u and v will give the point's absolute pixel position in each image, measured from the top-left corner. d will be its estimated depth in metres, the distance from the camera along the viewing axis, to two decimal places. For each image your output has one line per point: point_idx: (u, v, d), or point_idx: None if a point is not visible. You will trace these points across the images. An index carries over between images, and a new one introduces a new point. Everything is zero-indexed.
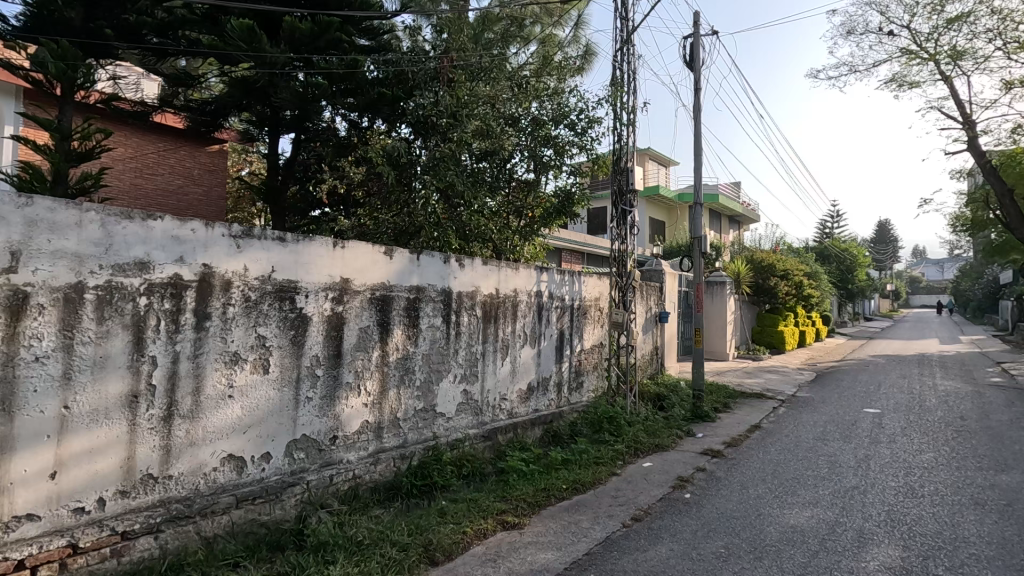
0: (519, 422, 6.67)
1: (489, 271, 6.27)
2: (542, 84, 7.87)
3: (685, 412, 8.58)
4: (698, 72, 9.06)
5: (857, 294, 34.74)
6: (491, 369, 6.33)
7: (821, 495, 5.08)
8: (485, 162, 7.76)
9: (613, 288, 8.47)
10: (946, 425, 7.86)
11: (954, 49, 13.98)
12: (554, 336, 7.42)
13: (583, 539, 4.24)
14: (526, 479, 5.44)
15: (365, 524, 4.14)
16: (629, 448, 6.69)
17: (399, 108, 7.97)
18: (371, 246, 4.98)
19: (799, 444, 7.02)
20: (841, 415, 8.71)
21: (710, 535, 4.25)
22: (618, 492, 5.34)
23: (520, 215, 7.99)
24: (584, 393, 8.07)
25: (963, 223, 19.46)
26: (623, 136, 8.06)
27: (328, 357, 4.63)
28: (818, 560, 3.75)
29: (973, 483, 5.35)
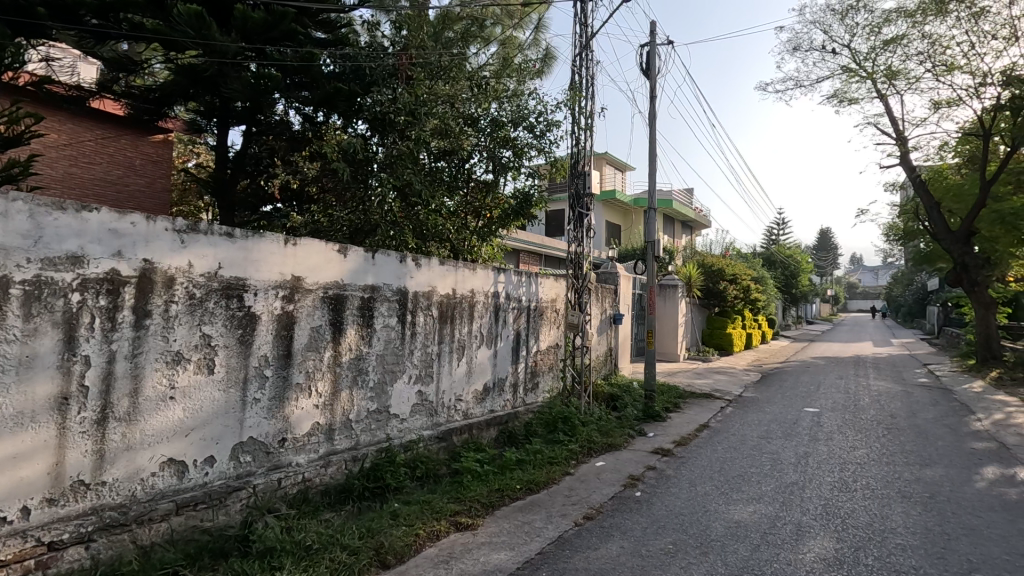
0: (474, 423, 6.66)
1: (446, 271, 6.24)
2: (501, 85, 7.90)
3: (638, 411, 8.77)
4: (654, 80, 9.30)
5: (801, 298, 36.43)
6: (447, 369, 6.29)
7: (764, 491, 5.29)
8: (443, 161, 7.75)
9: (569, 290, 8.58)
10: (878, 423, 8.34)
11: (889, 69, 14.83)
12: (511, 336, 7.44)
13: (536, 539, 4.27)
14: (480, 480, 5.44)
15: (315, 528, 4.04)
16: (583, 447, 6.79)
17: (355, 104, 7.77)
18: (325, 243, 4.88)
19: (743, 442, 7.30)
20: (783, 414, 9.10)
21: (659, 531, 4.36)
22: (572, 491, 5.41)
23: (477, 216, 8.06)
24: (539, 394, 8.13)
25: (896, 233, 20.69)
26: (581, 140, 8.19)
27: (277, 357, 4.49)
28: (759, 554, 3.91)
29: (900, 477, 5.71)
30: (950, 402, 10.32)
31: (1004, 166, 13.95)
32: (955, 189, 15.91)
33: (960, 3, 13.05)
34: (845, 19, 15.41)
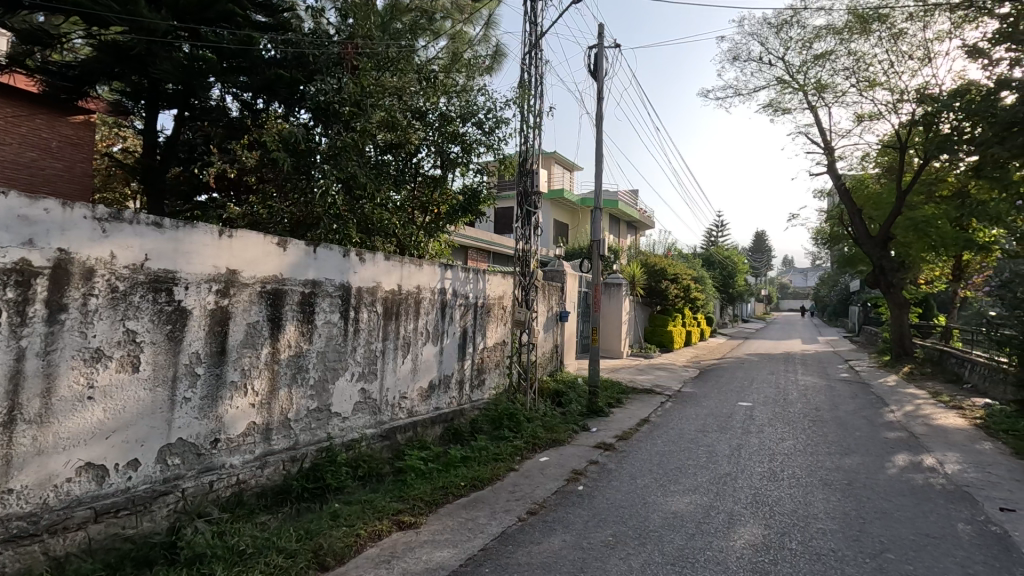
0: (419, 420, 6.58)
1: (391, 267, 6.15)
2: (452, 80, 7.83)
3: (582, 407, 8.94)
4: (602, 82, 9.47)
5: (737, 298, 38.16)
6: (391, 367, 6.19)
7: (700, 482, 5.52)
8: (389, 155, 7.62)
9: (516, 287, 8.62)
10: (805, 416, 8.85)
11: (818, 82, 15.76)
12: (457, 333, 7.40)
13: (479, 535, 4.27)
14: (424, 478, 5.39)
15: (248, 532, 3.87)
16: (528, 443, 6.85)
17: (297, 92, 7.50)
18: (264, 236, 4.68)
19: (681, 435, 7.57)
20: (719, 408, 9.50)
21: (601, 524, 4.46)
22: (516, 487, 5.45)
23: (425, 211, 7.96)
24: (485, 390, 8.13)
25: (823, 237, 22.03)
26: (529, 138, 8.24)
27: (210, 354, 4.28)
28: (694, 543, 4.06)
29: (822, 466, 6.09)
30: (868, 395, 11.10)
31: (916, 178, 15.12)
32: (875, 198, 17.14)
33: (881, 24, 14.01)
34: (780, 33, 16.25)
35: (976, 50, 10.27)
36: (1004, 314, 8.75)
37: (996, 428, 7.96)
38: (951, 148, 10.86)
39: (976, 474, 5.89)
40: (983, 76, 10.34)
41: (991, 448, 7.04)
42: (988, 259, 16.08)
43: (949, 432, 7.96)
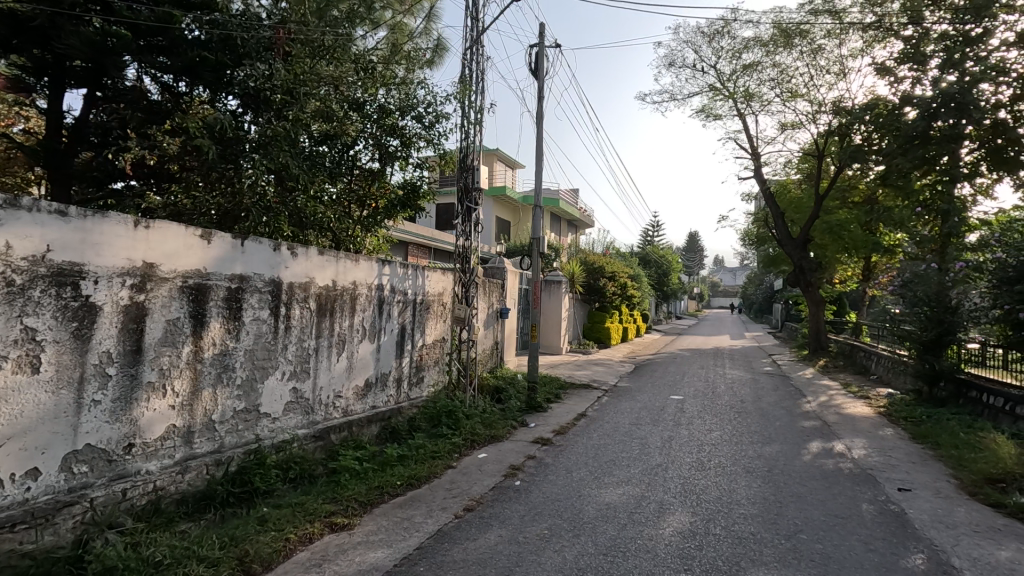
0: (354, 420, 6.41)
1: (326, 262, 5.96)
2: (390, 72, 7.85)
3: (521, 403, 9.02)
4: (542, 80, 9.56)
5: (670, 296, 39.66)
6: (325, 365, 6.00)
7: (632, 473, 5.70)
8: (325, 145, 7.44)
9: (456, 284, 8.59)
10: (731, 408, 9.33)
11: (746, 90, 16.60)
12: (395, 330, 7.27)
13: (414, 534, 4.22)
14: (359, 478, 5.26)
15: (166, 542, 3.65)
16: (467, 440, 6.83)
17: (224, 76, 7.00)
18: (185, 228, 4.41)
19: (616, 429, 7.80)
20: (652, 402, 9.86)
21: (536, 518, 4.50)
22: (453, 484, 5.43)
23: (362, 205, 7.93)
24: (424, 388, 8.04)
25: (750, 238, 23.26)
26: (470, 135, 8.20)
27: (124, 354, 4.00)
28: (625, 532, 4.19)
29: (745, 454, 6.45)
30: (787, 387, 11.83)
31: (832, 184, 16.19)
32: (796, 201, 18.37)
33: (802, 39, 14.93)
34: (712, 42, 16.96)
35: (885, 68, 11.13)
36: (905, 311, 9.55)
37: (897, 415, 8.69)
38: (862, 158, 11.72)
39: (878, 458, 6.42)
40: (890, 92, 11.22)
41: (892, 434, 7.68)
42: (893, 260, 17.49)
43: (857, 420, 8.61)
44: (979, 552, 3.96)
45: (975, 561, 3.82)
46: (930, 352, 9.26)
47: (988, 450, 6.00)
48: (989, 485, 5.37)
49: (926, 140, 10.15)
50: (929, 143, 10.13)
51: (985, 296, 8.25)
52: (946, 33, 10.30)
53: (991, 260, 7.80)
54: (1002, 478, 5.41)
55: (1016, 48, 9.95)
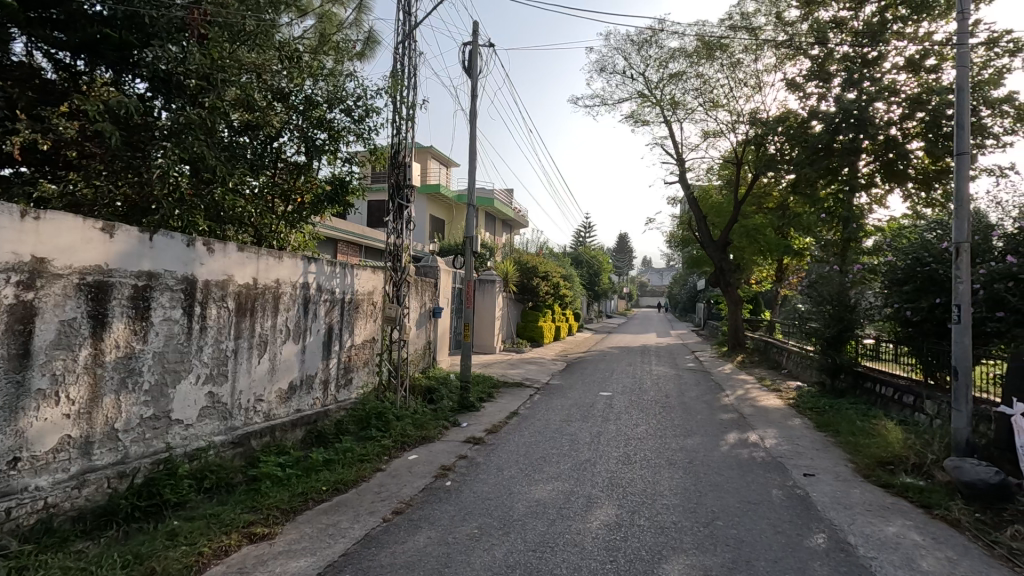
0: (277, 424, 6.12)
1: (246, 259, 5.67)
2: (318, 62, 7.51)
3: (453, 403, 8.96)
4: (475, 79, 9.56)
5: (600, 295, 40.89)
6: (245, 367, 5.69)
7: (562, 469, 5.81)
8: (246, 136, 7.08)
9: (387, 283, 8.40)
10: (656, 403, 9.72)
11: (671, 98, 17.35)
12: (322, 330, 7.01)
13: (339, 540, 4.08)
14: (281, 485, 5.03)
15: (57, 564, 3.34)
16: (397, 441, 6.71)
17: (130, 56, 6.25)
18: (82, 220, 4.03)
19: (547, 426, 7.93)
20: (582, 399, 10.10)
21: (466, 518, 4.49)
22: (382, 487, 5.31)
23: (287, 200, 7.66)
24: (352, 390, 7.81)
25: (675, 240, 24.35)
26: (402, 130, 8.04)
27: (7, 358, 3.61)
28: (554, 528, 4.25)
29: (669, 447, 6.73)
30: (708, 382, 12.49)
31: (749, 191, 17.23)
32: (716, 207, 19.45)
33: (723, 52, 15.78)
34: (640, 51, 17.58)
35: (795, 84, 11.95)
36: (812, 310, 10.31)
37: (804, 406, 9.38)
38: (774, 167, 12.56)
39: (787, 446, 6.89)
40: (799, 106, 12.07)
41: (799, 424, 8.28)
42: (802, 262, 18.86)
43: (769, 412, 9.23)
44: (871, 529, 4.34)
45: (868, 538, 4.18)
46: (832, 347, 10.05)
47: (880, 436, 6.60)
48: (880, 467, 5.92)
49: (830, 152, 11.00)
50: (832, 155, 10.98)
51: (878, 295, 9.06)
52: (847, 54, 11.19)
53: (883, 263, 8.57)
54: (891, 460, 5.98)
55: (905, 72, 10.99)
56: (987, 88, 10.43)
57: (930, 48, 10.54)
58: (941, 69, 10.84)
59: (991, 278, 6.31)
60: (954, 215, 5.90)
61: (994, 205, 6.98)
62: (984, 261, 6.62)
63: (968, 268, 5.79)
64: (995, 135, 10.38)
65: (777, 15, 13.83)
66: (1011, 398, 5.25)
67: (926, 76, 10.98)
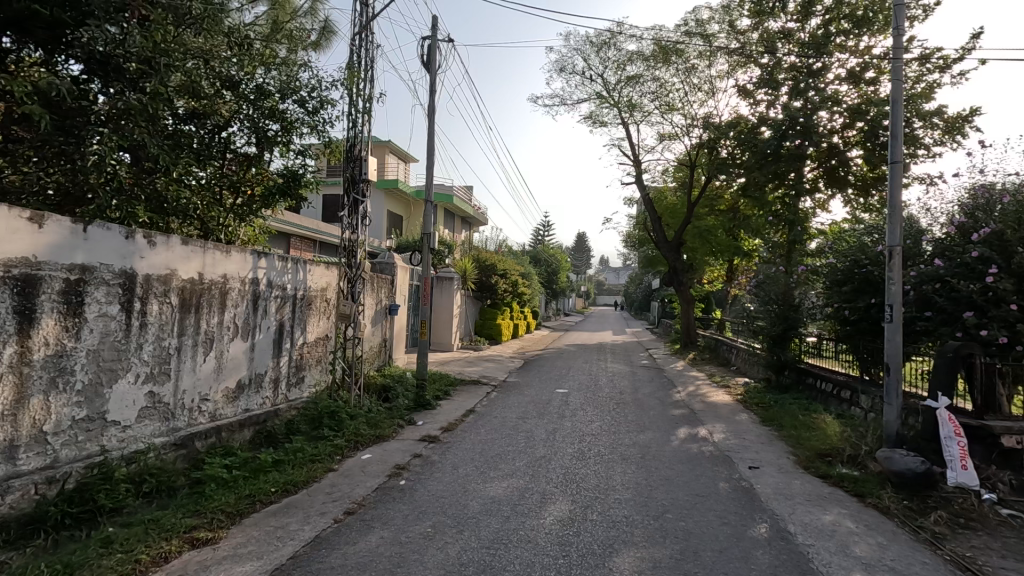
0: (224, 425, 5.90)
1: (191, 253, 5.43)
2: (270, 51, 7.34)
3: (409, 401, 8.86)
4: (434, 74, 9.46)
5: (558, 293, 41.37)
6: (188, 366, 5.45)
7: (517, 466, 5.84)
8: (192, 124, 6.82)
9: (341, 279, 8.19)
10: (611, 399, 9.91)
11: (629, 100, 17.67)
12: (272, 328, 6.79)
13: (288, 543, 3.98)
14: (227, 488, 4.85)
15: None
16: (350, 441, 6.58)
17: (64, 36, 5.57)
18: (9, 209, 3.78)
19: (503, 423, 7.93)
20: (539, 396, 10.17)
21: (421, 517, 4.45)
22: (333, 488, 5.20)
23: (236, 192, 7.42)
24: (304, 389, 7.61)
25: (632, 239, 24.84)
26: (358, 124, 7.88)
27: None
28: (508, 524, 4.27)
29: (622, 443, 6.87)
30: (661, 379, 12.81)
31: (702, 193, 17.74)
32: (672, 208, 20.58)
33: (678, 57, 16.20)
34: (599, 52, 17.83)
35: (746, 91, 12.38)
36: (759, 309, 10.73)
37: (750, 401, 9.76)
38: (726, 170, 12.98)
39: (734, 440, 7.16)
40: (749, 113, 12.50)
41: (746, 418, 8.61)
42: (751, 263, 19.58)
43: (718, 407, 9.55)
44: (809, 518, 4.56)
45: (806, 526, 4.39)
46: (778, 345, 10.48)
47: (819, 429, 6.93)
48: (819, 459, 6.22)
49: (778, 158, 11.44)
50: (780, 160, 11.42)
51: (820, 296, 9.49)
52: (793, 65, 11.67)
53: (824, 265, 8.98)
54: (829, 452, 6.29)
55: (846, 83, 11.55)
56: (920, 101, 11.08)
57: (869, 61, 11.11)
58: (879, 82, 11.44)
59: (920, 280, 6.67)
60: (888, 221, 6.23)
61: (924, 212, 7.41)
62: (913, 265, 7.03)
63: (900, 269, 6.14)
64: (926, 146, 11.05)
65: (730, 23, 14.29)
66: (936, 392, 5.62)
67: (866, 88, 11.56)
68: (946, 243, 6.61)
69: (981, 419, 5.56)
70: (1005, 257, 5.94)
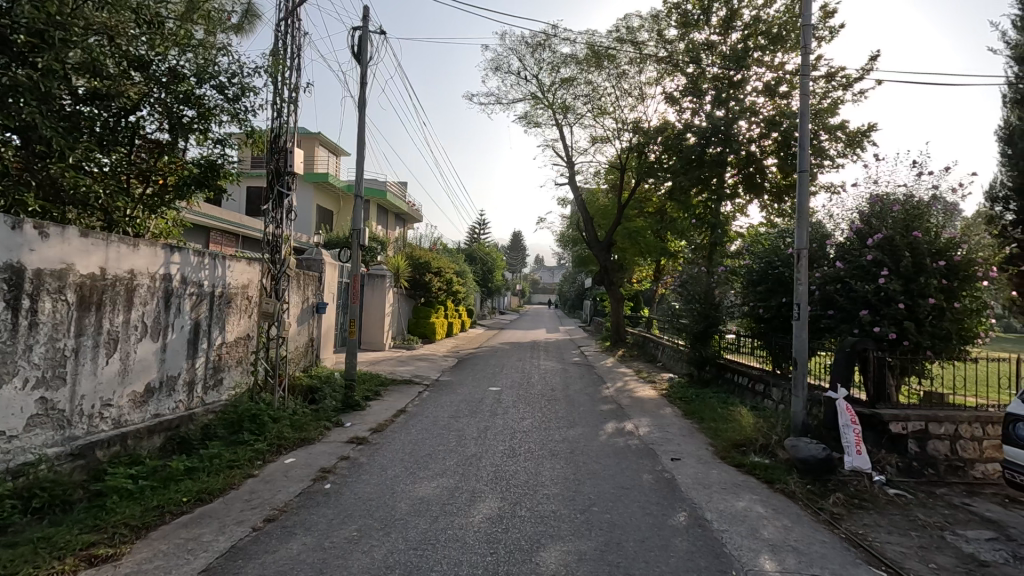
0: (130, 432, 5.47)
1: (91, 246, 5.00)
2: (186, 30, 6.78)
3: (337, 402, 8.60)
4: (366, 66, 9.21)
5: (494, 291, 41.51)
6: (88, 369, 5.01)
7: (447, 465, 5.80)
8: (94, 107, 6.11)
9: (264, 275, 7.82)
10: (543, 396, 10.05)
11: (563, 102, 17.98)
12: (186, 327, 6.38)
13: (200, 555, 3.75)
14: (132, 500, 4.50)
15: None
16: (272, 445, 6.29)
17: None
18: None
19: (435, 423, 7.87)
20: (472, 394, 10.16)
21: (346, 520, 4.33)
22: (252, 495, 4.95)
23: (146, 182, 6.88)
24: (223, 391, 7.19)
25: (565, 239, 25.34)
26: (283, 113, 7.54)
27: None
28: (436, 524, 4.24)
29: (552, 439, 6.99)
30: (592, 376, 13.15)
31: (631, 196, 18.35)
32: (604, 209, 21.12)
33: (610, 63, 16.65)
34: (534, 53, 18.03)
35: (673, 98, 12.92)
36: (683, 307, 11.24)
37: (674, 396, 10.20)
38: (655, 174, 13.50)
39: (658, 434, 7.45)
40: (675, 119, 13.03)
41: (670, 412, 9.00)
42: (676, 264, 20.48)
43: (644, 402, 9.93)
44: (724, 505, 4.83)
45: (721, 513, 4.64)
46: (699, 342, 11.01)
47: (735, 422, 7.34)
48: (735, 449, 6.59)
49: (702, 163, 12.01)
50: (703, 165, 11.99)
51: (737, 295, 10.07)
52: (717, 75, 12.30)
53: (742, 265, 9.53)
54: (744, 442, 6.68)
55: (763, 95, 12.31)
56: (826, 116, 11.99)
57: (783, 76, 11.90)
58: (791, 96, 12.27)
59: (824, 281, 7.22)
60: (796, 225, 6.69)
61: (828, 217, 8.03)
62: (818, 266, 7.60)
63: (806, 270, 6.61)
64: (831, 157, 11.97)
65: (659, 32, 14.84)
66: (837, 383, 6.10)
67: (780, 101, 12.37)
68: (846, 247, 7.19)
69: (874, 408, 6.10)
70: (895, 260, 6.54)
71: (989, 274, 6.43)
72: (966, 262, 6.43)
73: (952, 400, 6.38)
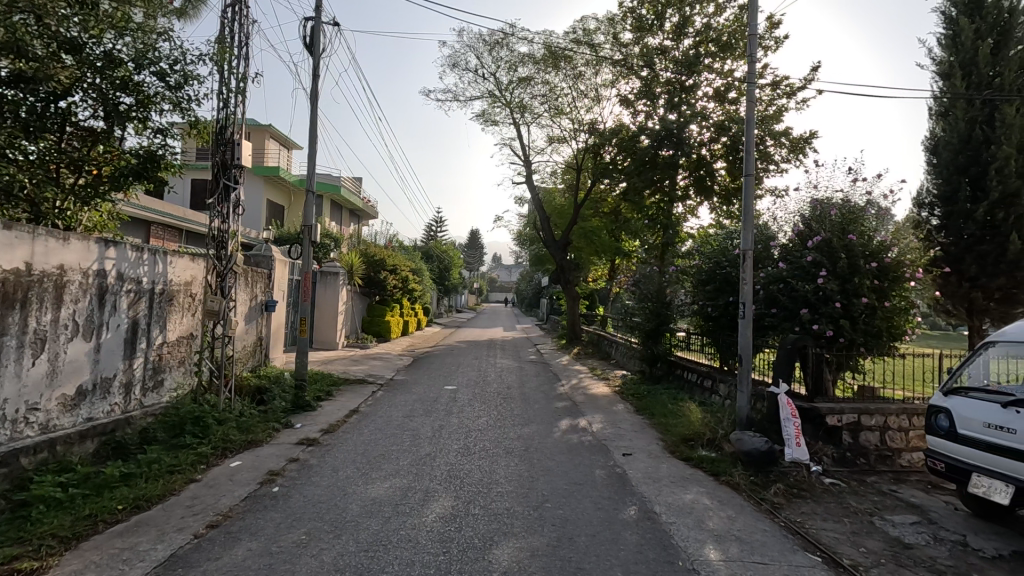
0: (60, 437, 5.15)
1: (15, 240, 4.67)
2: (123, 12, 6.38)
3: (286, 403, 8.35)
4: (318, 58, 8.98)
5: (450, 289, 41.26)
6: (11, 370, 4.67)
7: (401, 465, 5.74)
8: (13, 90, 5.75)
9: (209, 272, 7.52)
10: (499, 394, 10.06)
11: (520, 101, 18.03)
12: (123, 326, 6.05)
13: (136, 565, 3.57)
14: (61, 509, 4.24)
15: None
16: (216, 448, 6.06)
17: None
18: None
19: (389, 422, 7.76)
20: (427, 393, 10.07)
21: (294, 524, 4.22)
22: (195, 500, 4.75)
23: (78, 171, 6.47)
24: (163, 393, 6.86)
25: (522, 237, 25.45)
26: (230, 104, 7.26)
27: None
28: (388, 525, 4.19)
29: (507, 437, 7.02)
30: (547, 373, 13.25)
31: (587, 196, 18.61)
32: (560, 208, 21.35)
33: (567, 64, 16.82)
34: (492, 51, 18.00)
35: (627, 100, 13.16)
36: (636, 305, 11.49)
37: (627, 392, 10.42)
38: (610, 175, 13.74)
39: (611, 430, 7.60)
40: (630, 122, 13.30)
41: (622, 408, 9.18)
42: (630, 263, 20.91)
43: (598, 398, 10.09)
44: (673, 498, 4.97)
45: (669, 506, 4.78)
46: (652, 339, 11.27)
47: (685, 417, 7.56)
48: (684, 443, 6.79)
49: (655, 165, 12.30)
50: (656, 167, 12.28)
51: (688, 294, 10.37)
52: (670, 80, 12.62)
53: (692, 265, 9.82)
54: (693, 437, 6.89)
55: (713, 101, 12.72)
56: (772, 122, 12.51)
57: (732, 83, 12.33)
58: (739, 102, 12.73)
59: (767, 281, 7.53)
60: (743, 227, 6.94)
61: (772, 220, 8.38)
62: (763, 266, 7.92)
63: (752, 270, 6.87)
64: (776, 162, 12.50)
65: (615, 35, 15.09)
66: (779, 379, 6.36)
67: (729, 106, 12.82)
68: (788, 248, 7.52)
69: (812, 402, 6.41)
70: (832, 261, 6.89)
71: (916, 275, 6.87)
72: (895, 263, 6.85)
73: (882, 394, 6.77)
